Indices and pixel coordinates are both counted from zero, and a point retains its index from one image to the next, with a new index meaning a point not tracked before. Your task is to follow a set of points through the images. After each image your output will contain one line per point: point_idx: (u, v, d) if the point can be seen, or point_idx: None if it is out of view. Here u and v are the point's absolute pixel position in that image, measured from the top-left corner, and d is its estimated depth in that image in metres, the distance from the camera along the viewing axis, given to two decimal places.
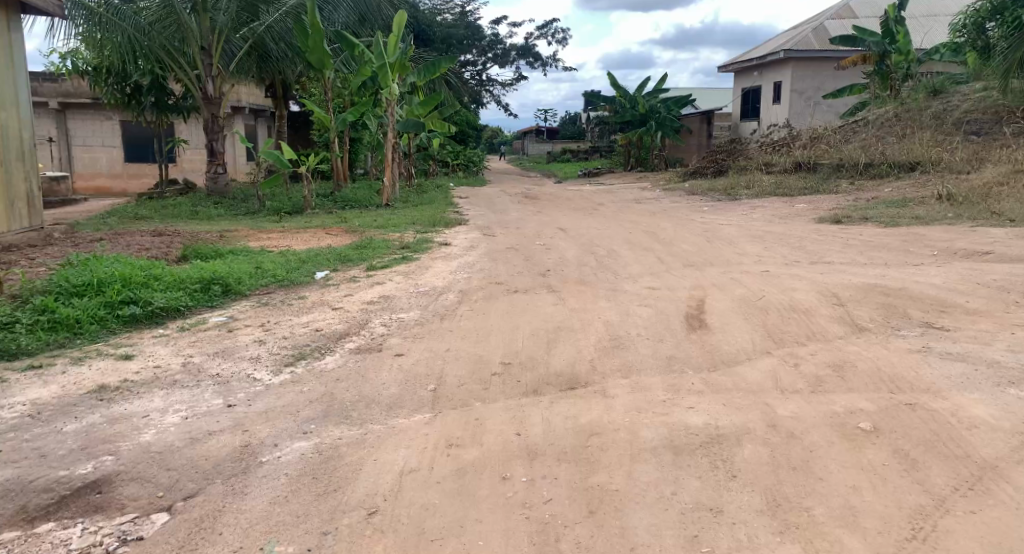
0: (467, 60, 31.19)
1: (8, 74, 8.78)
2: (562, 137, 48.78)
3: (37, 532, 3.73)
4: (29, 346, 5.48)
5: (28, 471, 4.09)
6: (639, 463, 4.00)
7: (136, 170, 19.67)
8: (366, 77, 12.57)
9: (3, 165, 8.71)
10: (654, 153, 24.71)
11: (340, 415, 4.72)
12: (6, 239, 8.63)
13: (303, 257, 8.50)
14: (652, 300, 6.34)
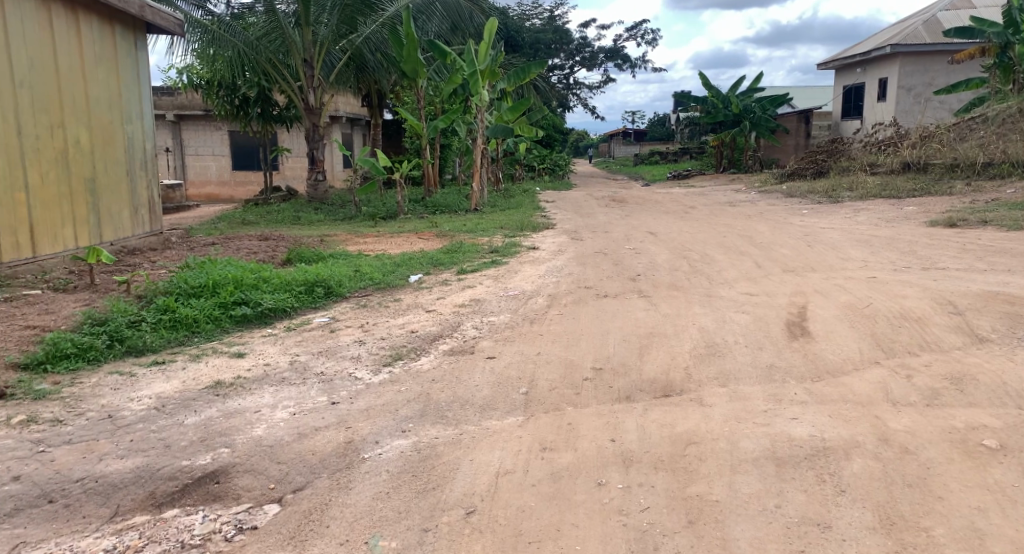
0: (554, 64, 31.32)
1: (135, 91, 9.30)
2: (651, 139, 48.42)
3: (163, 517, 3.98)
4: (154, 343, 5.84)
5: (155, 459, 4.36)
6: (740, 474, 4.00)
7: (242, 178, 20.50)
8: (457, 84, 12.75)
9: (130, 174, 9.22)
10: (748, 153, 24.31)
11: (436, 415, 4.87)
12: (129, 243, 9.15)
13: (397, 260, 8.74)
14: (750, 307, 6.28)
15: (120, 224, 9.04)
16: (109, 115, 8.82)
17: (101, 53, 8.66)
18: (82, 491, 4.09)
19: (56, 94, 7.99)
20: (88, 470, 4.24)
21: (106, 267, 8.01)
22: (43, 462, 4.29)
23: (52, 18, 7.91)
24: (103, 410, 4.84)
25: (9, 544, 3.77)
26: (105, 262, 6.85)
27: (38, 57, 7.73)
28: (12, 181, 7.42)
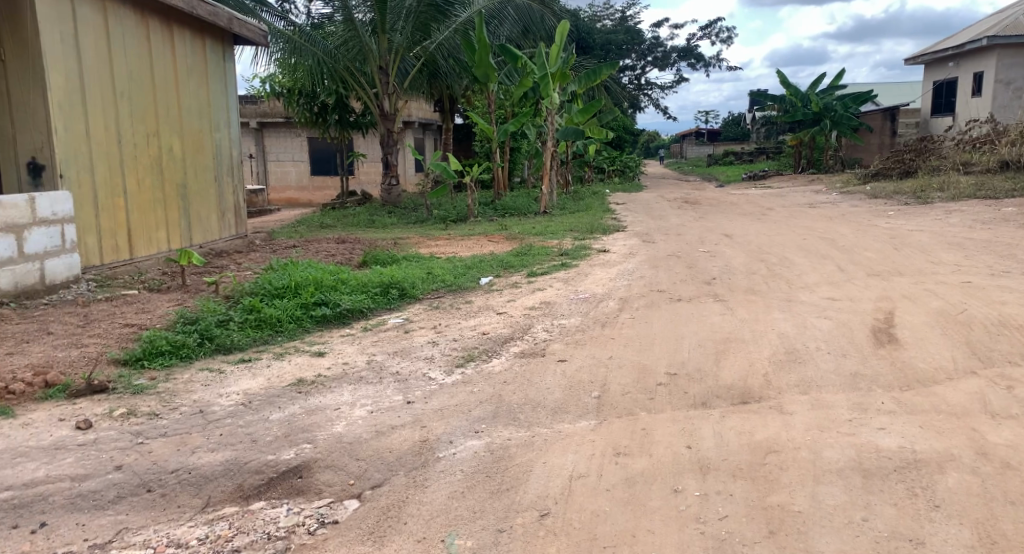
0: (626, 65, 31.18)
1: (222, 100, 9.65)
2: (725, 138, 47.79)
3: (251, 509, 4.14)
4: (240, 342, 6.06)
5: (243, 453, 4.54)
6: (824, 484, 3.97)
7: (320, 182, 20.89)
8: (528, 87, 12.80)
9: (218, 179, 9.58)
10: (829, 154, 24.01)
11: (509, 417, 4.94)
12: (217, 246, 9.50)
13: (469, 262, 8.87)
14: (833, 312, 6.20)
15: (209, 228, 9.40)
16: (200, 123, 9.17)
17: (193, 64, 9.03)
18: (177, 482, 4.29)
19: (152, 104, 8.36)
20: (182, 462, 4.45)
21: (197, 267, 8.39)
22: (141, 453, 4.51)
23: (149, 31, 8.30)
24: (195, 405, 5.05)
25: (113, 529, 3.97)
26: (196, 264, 7.12)
27: (136, 69, 8.12)
28: (113, 187, 7.80)
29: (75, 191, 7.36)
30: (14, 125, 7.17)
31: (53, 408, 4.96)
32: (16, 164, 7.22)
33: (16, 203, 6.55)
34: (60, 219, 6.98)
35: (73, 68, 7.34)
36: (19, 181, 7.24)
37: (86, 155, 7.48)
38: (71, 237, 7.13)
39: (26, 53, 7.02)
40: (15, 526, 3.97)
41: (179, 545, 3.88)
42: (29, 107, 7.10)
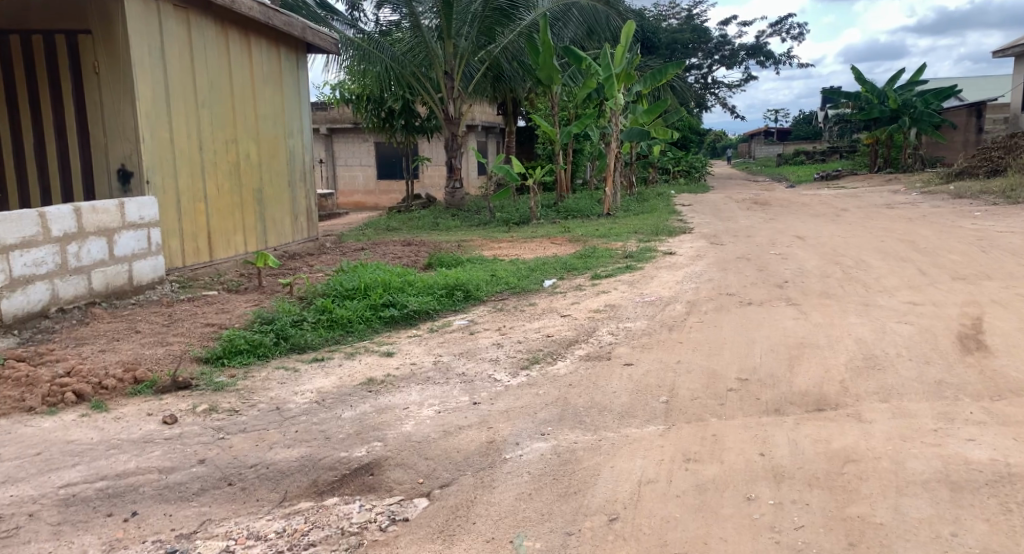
0: (693, 63, 30.89)
1: (296, 107, 9.86)
2: (795, 138, 46.94)
3: (326, 504, 4.22)
4: (313, 341, 6.20)
5: (317, 450, 4.64)
6: (908, 496, 3.88)
7: (386, 186, 21.19)
8: (592, 88, 12.76)
9: (291, 185, 9.79)
10: (907, 152, 23.30)
11: (575, 420, 4.94)
12: (290, 249, 9.72)
13: (533, 265, 8.90)
14: (914, 317, 6.05)
15: (283, 232, 9.61)
16: (275, 130, 9.40)
17: (269, 72, 9.25)
18: (256, 476, 4.40)
19: (231, 113, 8.60)
20: (260, 457, 4.56)
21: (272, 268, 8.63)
22: (222, 448, 4.63)
23: (229, 41, 8.52)
24: (272, 402, 5.18)
25: (197, 520, 4.09)
26: (272, 266, 7.29)
27: (217, 78, 8.35)
28: (195, 193, 8.05)
29: (160, 196, 7.62)
30: (105, 133, 7.45)
31: (142, 403, 5.13)
32: (107, 171, 7.50)
33: (107, 208, 6.79)
34: (147, 223, 7.22)
35: (159, 80, 7.60)
36: (110, 187, 7.53)
37: (171, 161, 7.74)
38: (157, 241, 7.38)
39: (118, 65, 7.28)
40: (109, 514, 4.11)
41: (258, 538, 3.97)
42: (120, 117, 7.38)
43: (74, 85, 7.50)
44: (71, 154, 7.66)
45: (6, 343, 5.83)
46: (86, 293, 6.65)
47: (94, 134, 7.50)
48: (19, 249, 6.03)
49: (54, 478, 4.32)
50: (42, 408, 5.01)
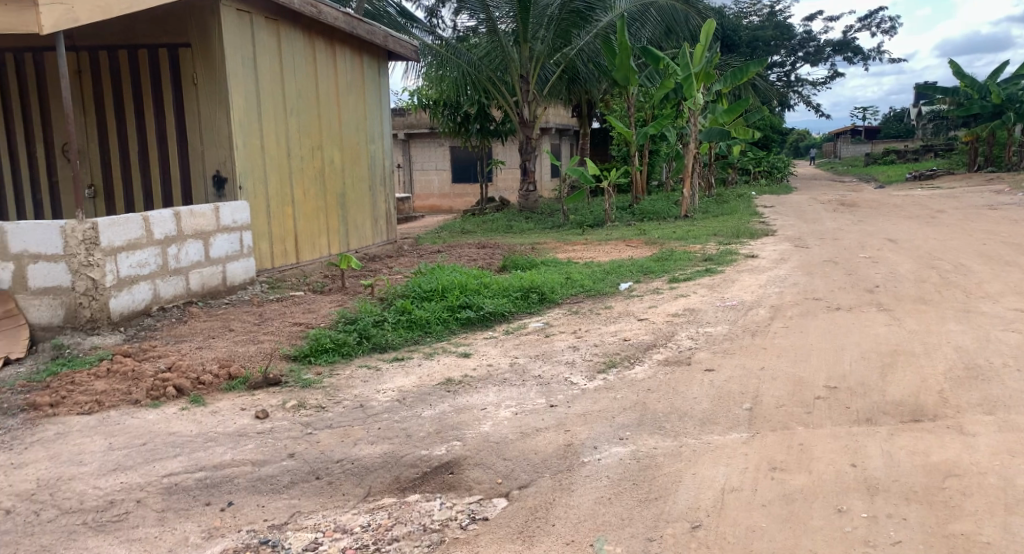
0: (775, 62, 30.28)
1: (377, 113, 10.02)
2: (884, 137, 45.51)
3: (408, 501, 4.27)
4: (393, 341, 6.29)
5: (398, 447, 4.68)
6: (1017, 515, 3.71)
7: (460, 190, 21.41)
8: (670, 88, 12.59)
9: (372, 188, 9.94)
10: (1011, 150, 22.32)
11: (654, 425, 4.87)
12: (370, 251, 9.89)
13: (609, 268, 8.83)
14: (1019, 325, 5.79)
15: (363, 234, 9.78)
16: (357, 136, 9.56)
17: (352, 79, 9.42)
18: (342, 471, 4.46)
19: (317, 119, 8.78)
20: (345, 452, 4.62)
21: (355, 271, 8.80)
22: (310, 443, 4.71)
23: (316, 50, 8.71)
24: (356, 399, 5.26)
25: (287, 512, 4.18)
26: (354, 268, 7.41)
27: (304, 86, 8.55)
28: (282, 196, 8.26)
29: (252, 201, 7.83)
30: (202, 141, 7.66)
31: (236, 398, 5.26)
32: (203, 177, 7.71)
33: (204, 212, 7.03)
34: (239, 226, 7.44)
35: (251, 89, 7.81)
36: (206, 193, 7.74)
37: (261, 167, 7.95)
38: (248, 244, 7.59)
39: (214, 76, 7.51)
40: (207, 503, 4.23)
41: (344, 531, 4.03)
42: (215, 125, 7.59)
43: (175, 96, 7.67)
44: (172, 162, 7.78)
45: (113, 340, 6.03)
46: (184, 293, 6.88)
47: (191, 143, 7.71)
48: (126, 250, 6.26)
49: (157, 468, 4.45)
50: (146, 401, 5.17)
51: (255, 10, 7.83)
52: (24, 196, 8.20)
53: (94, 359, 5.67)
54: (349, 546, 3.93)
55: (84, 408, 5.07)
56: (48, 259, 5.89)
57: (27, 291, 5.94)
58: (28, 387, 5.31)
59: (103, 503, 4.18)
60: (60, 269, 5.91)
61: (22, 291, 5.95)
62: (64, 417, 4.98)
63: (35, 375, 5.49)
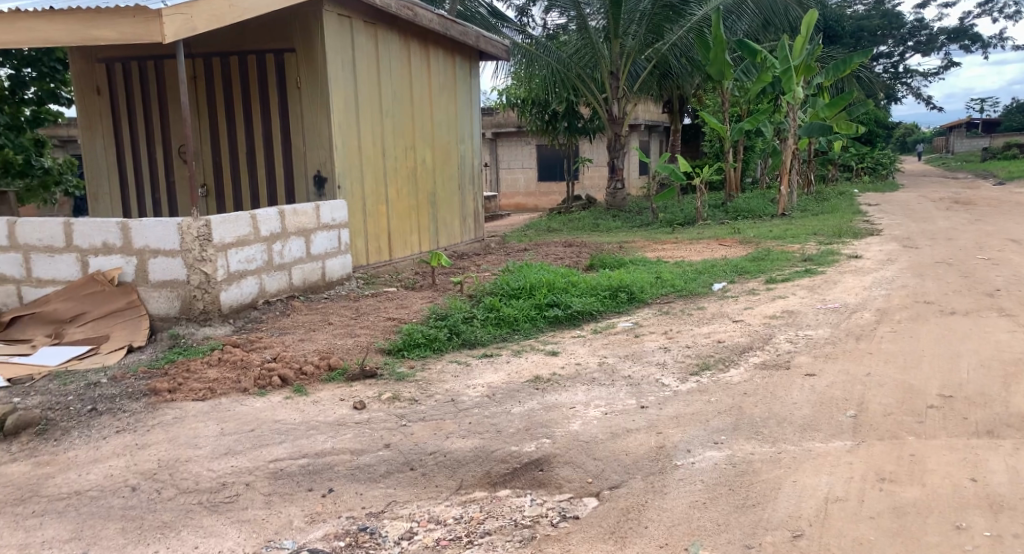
0: (882, 52, 29.19)
1: (468, 113, 10.04)
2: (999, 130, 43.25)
3: (499, 495, 4.22)
4: (481, 337, 6.27)
5: (488, 442, 4.64)
6: None
7: (546, 188, 21.50)
8: (767, 82, 12.24)
9: (461, 187, 9.97)
10: None
11: (751, 430, 4.69)
12: (458, 249, 9.93)
13: (700, 267, 8.63)
14: None
15: (452, 233, 9.82)
16: (448, 136, 9.59)
17: (445, 81, 9.46)
18: (435, 463, 4.45)
19: (410, 119, 8.85)
20: (438, 445, 4.61)
21: (445, 268, 8.85)
22: (405, 434, 4.72)
23: (411, 53, 8.79)
24: (448, 393, 5.26)
25: (384, 501, 4.19)
26: (444, 266, 7.44)
27: (399, 88, 8.63)
28: (377, 195, 8.35)
29: (349, 200, 7.95)
30: (305, 143, 7.79)
31: (335, 389, 5.33)
32: (305, 177, 7.85)
33: (306, 210, 7.15)
34: (338, 224, 7.55)
35: (350, 91, 7.92)
36: (307, 193, 7.88)
37: (358, 168, 8.06)
38: (346, 241, 7.69)
39: (317, 79, 7.63)
40: (309, 489, 4.28)
41: (438, 522, 4.02)
42: (316, 126, 7.72)
43: (280, 98, 7.83)
44: (277, 162, 7.95)
45: (224, 331, 6.20)
46: (287, 288, 7.02)
47: (294, 143, 7.84)
48: (236, 246, 6.41)
49: (264, 453, 4.54)
50: (254, 390, 5.29)
51: (355, 15, 7.94)
52: (145, 196, 8.58)
53: (207, 348, 5.84)
54: (442, 538, 3.92)
55: (199, 395, 5.20)
56: (166, 254, 6.12)
57: (149, 284, 6.21)
58: (149, 373, 5.48)
59: (216, 485, 4.28)
60: (176, 263, 6.10)
61: (143, 284, 6.23)
62: (181, 402, 5.12)
63: (154, 362, 5.69)
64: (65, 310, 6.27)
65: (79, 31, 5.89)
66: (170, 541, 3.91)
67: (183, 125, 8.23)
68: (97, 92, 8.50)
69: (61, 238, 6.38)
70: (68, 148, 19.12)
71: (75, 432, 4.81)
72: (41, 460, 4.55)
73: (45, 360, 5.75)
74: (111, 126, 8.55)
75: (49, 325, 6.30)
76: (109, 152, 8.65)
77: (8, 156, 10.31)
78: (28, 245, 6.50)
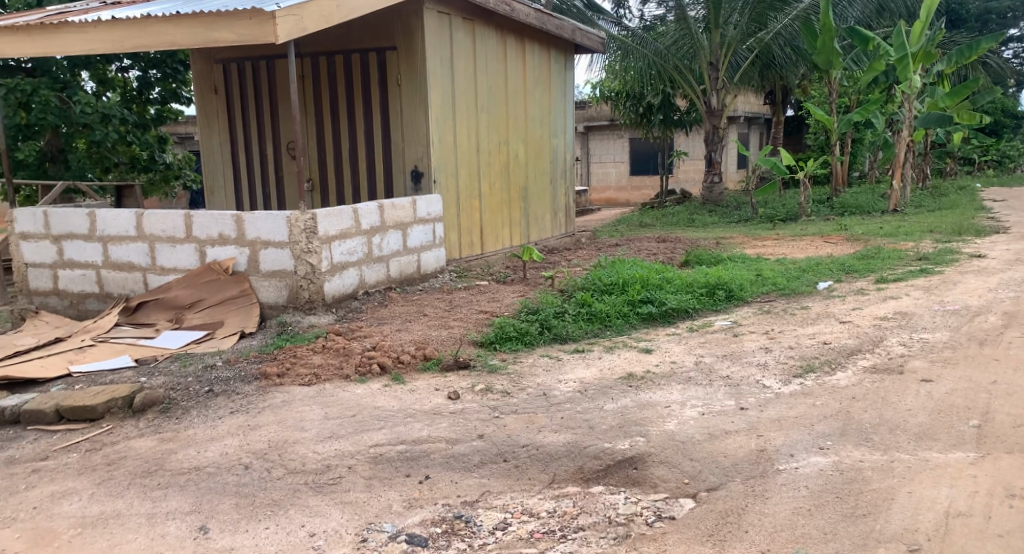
0: (1010, 37, 27.60)
1: (561, 107, 9.91)
2: None
3: (592, 491, 4.10)
4: (574, 333, 6.15)
5: (581, 438, 4.52)
6: None
7: (638, 182, 21.21)
8: (879, 71, 11.68)
9: (553, 181, 9.85)
10: None
11: (860, 436, 4.43)
12: (549, 244, 9.86)
13: (804, 265, 8.28)
14: None
15: (543, 227, 9.73)
16: (542, 130, 9.49)
17: (540, 75, 9.36)
18: (528, 456, 4.36)
19: (505, 114, 8.79)
20: (531, 439, 4.51)
21: (537, 262, 8.77)
22: (498, 426, 4.65)
23: (507, 47, 8.72)
24: (540, 387, 5.16)
25: (478, 490, 4.12)
26: (536, 260, 7.33)
27: (495, 83, 8.57)
28: (471, 190, 8.33)
29: (444, 195, 7.94)
30: (403, 138, 7.82)
31: (431, 379, 5.31)
32: (403, 172, 7.87)
33: (403, 204, 7.15)
34: (433, 218, 7.54)
35: (447, 87, 7.91)
36: (405, 188, 7.91)
37: (453, 163, 8.04)
38: (440, 234, 7.68)
39: (415, 76, 7.64)
40: (407, 475, 4.25)
41: (531, 515, 3.93)
42: (414, 122, 7.72)
43: (381, 95, 7.86)
44: (377, 157, 8.01)
45: (327, 320, 6.26)
46: (384, 279, 7.05)
47: (393, 139, 7.87)
48: (339, 239, 6.46)
49: (365, 438, 4.54)
50: (355, 376, 5.32)
51: (454, 12, 7.91)
52: (256, 190, 8.79)
53: (312, 335, 5.91)
54: (536, 530, 3.82)
55: (304, 380, 5.26)
56: (276, 246, 6.22)
57: (260, 273, 6.33)
58: (260, 358, 5.60)
59: (320, 467, 4.30)
60: (285, 254, 6.20)
61: (255, 273, 6.35)
62: (288, 387, 5.19)
63: (264, 347, 5.80)
64: (184, 297, 6.43)
65: (200, 33, 5.99)
66: (278, 519, 3.92)
67: (291, 121, 8.39)
68: (215, 91, 8.76)
69: (182, 229, 6.53)
70: (186, 144, 19.93)
71: (194, 412, 4.91)
72: (165, 436, 4.65)
73: (166, 344, 5.95)
74: (225, 123, 8.80)
75: (169, 310, 6.48)
76: (222, 148, 8.91)
77: (135, 152, 10.82)
78: (151, 235, 6.65)
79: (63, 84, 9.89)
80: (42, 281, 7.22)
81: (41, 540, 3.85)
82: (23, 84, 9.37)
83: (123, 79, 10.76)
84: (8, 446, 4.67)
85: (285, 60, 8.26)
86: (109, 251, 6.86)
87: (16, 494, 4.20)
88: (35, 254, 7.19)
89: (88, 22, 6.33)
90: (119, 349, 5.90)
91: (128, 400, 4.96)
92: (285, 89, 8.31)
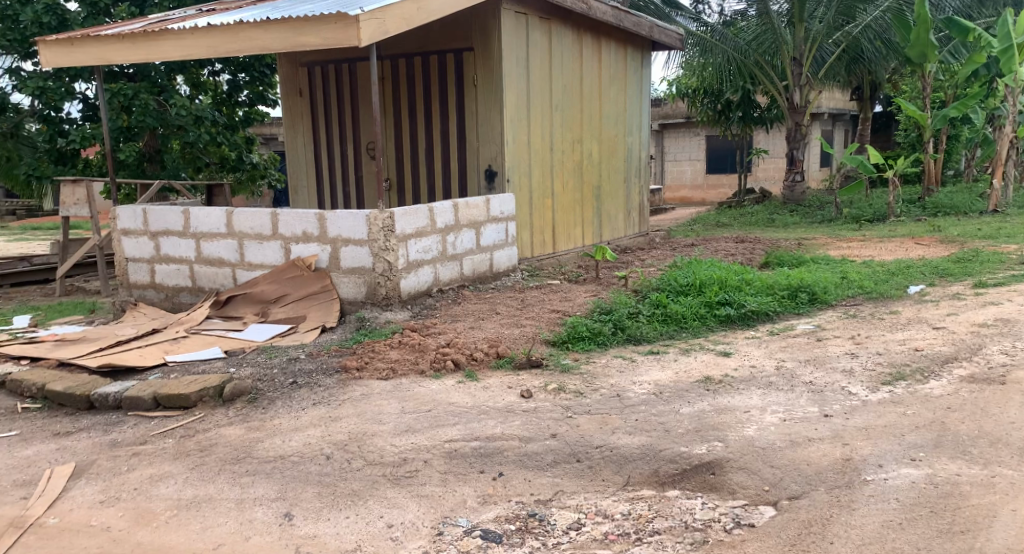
0: None
1: (637, 104, 9.71)
2: None
3: (668, 495, 3.95)
4: (649, 334, 5.99)
5: (656, 441, 4.37)
6: None
7: (715, 181, 20.78)
8: (980, 63, 11.13)
9: (627, 180, 9.67)
10: None
11: (956, 448, 4.16)
12: (622, 244, 9.67)
13: (896, 267, 7.91)
14: None
15: (616, 226, 9.55)
16: (616, 129, 9.32)
17: (615, 73, 9.19)
18: (602, 457, 4.23)
19: (579, 113, 8.65)
20: (605, 439, 4.38)
21: (610, 262, 8.61)
22: (571, 426, 4.53)
23: (583, 46, 8.58)
24: (614, 388, 5.03)
25: (551, 489, 4.01)
26: (609, 260, 7.18)
27: (570, 81, 8.44)
28: (544, 189, 8.22)
29: (518, 195, 7.86)
30: (478, 138, 7.75)
31: (504, 377, 5.23)
32: (477, 172, 7.81)
33: (477, 203, 7.09)
34: (506, 217, 7.46)
35: (522, 87, 7.81)
36: (479, 187, 7.85)
37: (526, 162, 7.94)
38: (513, 233, 7.59)
39: (491, 77, 7.57)
40: (481, 472, 4.16)
41: (605, 516, 3.80)
42: (489, 123, 7.66)
43: (457, 95, 7.82)
44: (452, 157, 7.97)
45: (403, 317, 6.24)
46: (458, 278, 7.00)
47: (468, 139, 7.82)
48: (414, 237, 6.43)
49: (440, 433, 4.48)
50: (430, 372, 5.27)
51: (531, 12, 7.80)
52: (336, 189, 8.86)
53: (389, 331, 5.90)
54: (611, 532, 3.70)
55: (382, 374, 5.23)
56: (355, 243, 6.22)
57: (339, 270, 6.34)
58: (340, 352, 5.60)
59: (398, 459, 4.25)
60: (363, 252, 6.20)
61: (335, 270, 6.37)
62: (367, 380, 5.17)
63: (343, 342, 5.80)
64: (270, 291, 6.50)
65: (288, 36, 6.02)
66: (357, 509, 3.89)
67: (371, 121, 8.42)
68: (300, 93, 8.86)
69: (268, 227, 6.60)
70: (270, 144, 20.41)
71: (279, 402, 4.94)
72: (252, 425, 4.68)
73: (250, 337, 6.01)
74: (309, 123, 8.90)
75: (255, 304, 6.55)
76: (305, 147, 9.01)
77: (225, 153, 11.05)
78: (240, 232, 6.75)
79: (160, 88, 10.27)
80: (139, 274, 7.40)
81: (140, 520, 3.90)
82: (125, 88, 9.73)
83: (214, 83, 11.03)
84: (110, 430, 4.76)
85: (367, 62, 8.30)
86: (201, 247, 6.98)
87: (118, 475, 4.27)
88: (135, 250, 7.37)
89: (183, 26, 6.44)
90: (209, 341, 5.99)
91: (218, 390, 5.00)
92: (365, 90, 8.35)
